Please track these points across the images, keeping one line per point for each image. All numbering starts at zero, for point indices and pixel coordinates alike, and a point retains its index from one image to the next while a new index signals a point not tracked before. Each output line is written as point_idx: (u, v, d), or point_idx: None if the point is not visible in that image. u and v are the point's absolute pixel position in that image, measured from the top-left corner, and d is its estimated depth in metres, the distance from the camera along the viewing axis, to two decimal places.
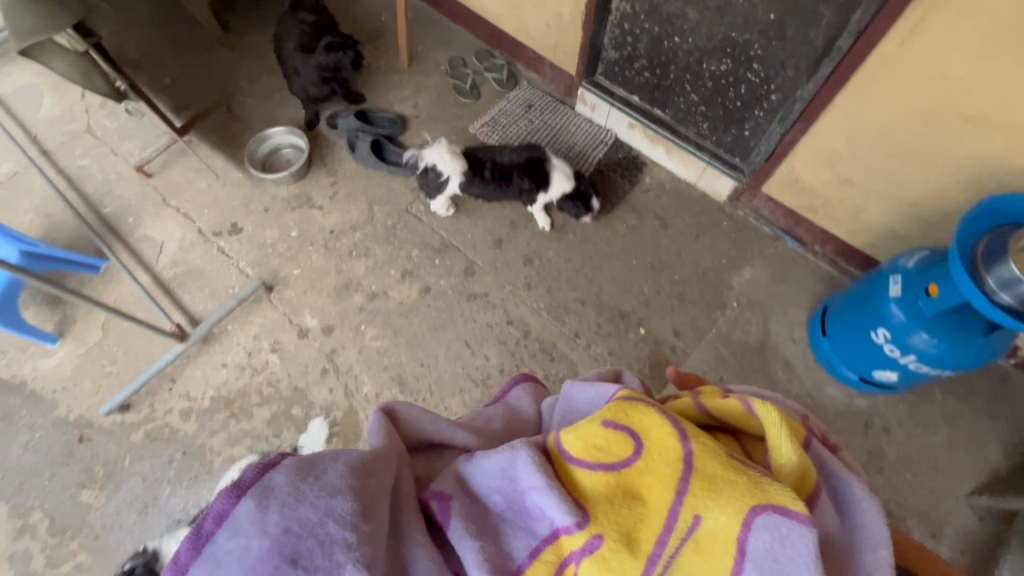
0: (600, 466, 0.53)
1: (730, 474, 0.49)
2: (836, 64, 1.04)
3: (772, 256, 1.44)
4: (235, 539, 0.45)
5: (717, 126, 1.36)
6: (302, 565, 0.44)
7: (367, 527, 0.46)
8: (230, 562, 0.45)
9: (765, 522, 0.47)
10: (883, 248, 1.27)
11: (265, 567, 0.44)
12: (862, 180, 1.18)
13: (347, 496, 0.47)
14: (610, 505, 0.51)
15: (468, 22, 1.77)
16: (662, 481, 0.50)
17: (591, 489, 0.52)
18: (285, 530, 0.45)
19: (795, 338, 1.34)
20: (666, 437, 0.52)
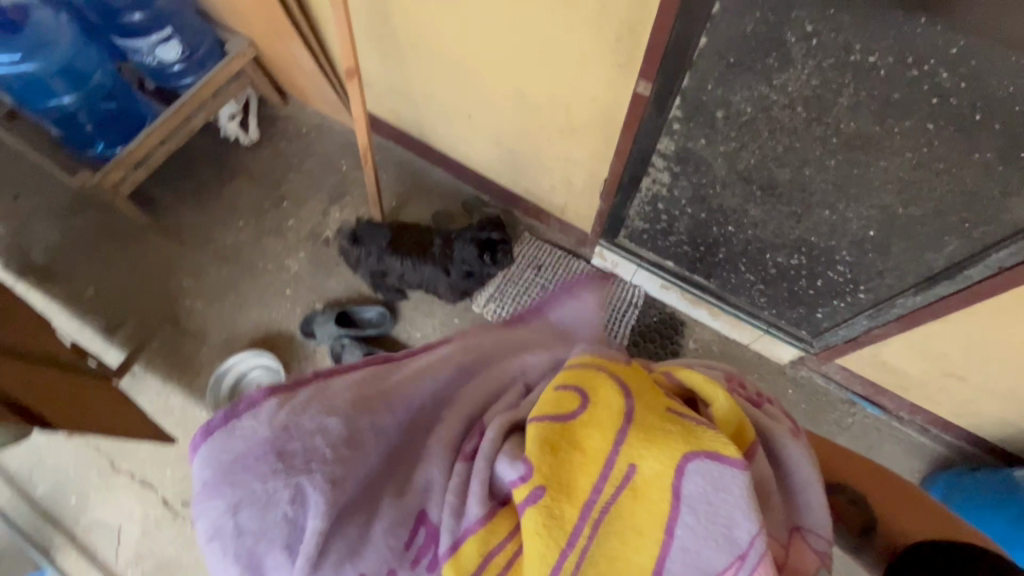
0: (553, 420, 0.51)
1: (666, 423, 0.49)
2: (957, 288, 0.83)
3: (851, 427, 1.25)
4: (246, 421, 0.51)
5: (779, 304, 1.14)
6: (283, 462, 0.49)
7: (345, 453, 0.51)
8: (239, 438, 0.50)
9: (702, 468, 0.45)
10: (992, 430, 1.10)
11: (257, 453, 0.49)
12: (975, 379, 0.99)
13: (339, 417, 0.52)
14: (553, 455, 0.49)
15: (449, 166, 1.48)
16: (594, 432, 0.50)
17: (543, 437, 0.50)
18: (284, 427, 0.50)
19: None
20: (612, 393, 0.52)
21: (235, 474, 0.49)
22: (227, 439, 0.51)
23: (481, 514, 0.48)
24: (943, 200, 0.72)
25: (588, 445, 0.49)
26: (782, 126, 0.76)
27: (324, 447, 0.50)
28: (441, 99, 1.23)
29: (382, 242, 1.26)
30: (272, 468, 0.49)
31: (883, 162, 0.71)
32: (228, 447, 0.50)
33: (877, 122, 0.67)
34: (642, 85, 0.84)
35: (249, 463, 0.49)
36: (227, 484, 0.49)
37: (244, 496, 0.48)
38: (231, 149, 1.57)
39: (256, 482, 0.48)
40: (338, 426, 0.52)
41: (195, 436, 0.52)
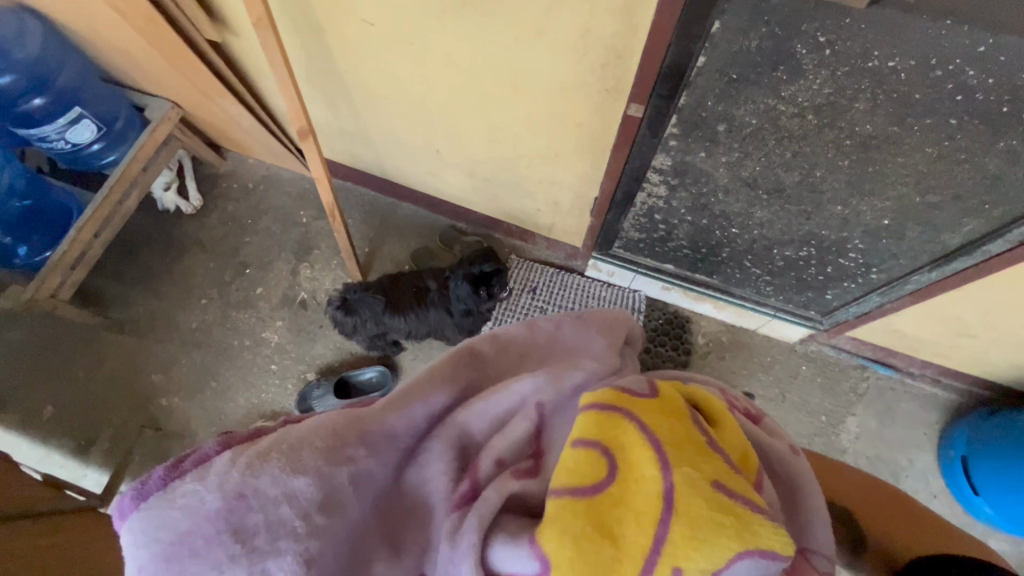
0: (578, 499, 0.40)
1: (716, 510, 0.38)
2: (974, 262, 0.82)
3: (868, 392, 1.27)
4: (192, 490, 0.42)
5: (787, 291, 1.13)
6: (243, 543, 0.41)
7: (319, 522, 0.43)
8: (182, 510, 0.41)
9: (754, 566, 0.37)
10: (1001, 373, 1.13)
11: (206, 531, 0.40)
12: (986, 333, 1.02)
13: (308, 476, 0.43)
14: (580, 555, 0.38)
15: (419, 199, 1.39)
16: (627, 525, 0.39)
17: (569, 532, 0.38)
18: (238, 495, 0.41)
19: (934, 491, 1.19)
20: (643, 458, 0.40)
21: (180, 561, 0.40)
22: (165, 510, 0.41)
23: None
24: (962, 186, 0.70)
25: (621, 535, 0.38)
26: (791, 133, 0.72)
27: (297, 523, 0.42)
28: (402, 137, 1.13)
29: (376, 307, 1.12)
30: (230, 547, 0.40)
31: (900, 157, 0.69)
32: (166, 520, 0.41)
33: (894, 123, 0.65)
34: (633, 107, 0.78)
35: (197, 545, 0.40)
36: (168, 572, 0.40)
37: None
38: (174, 221, 1.42)
39: (209, 570, 0.40)
40: (311, 488, 0.43)
41: (122, 501, 0.43)
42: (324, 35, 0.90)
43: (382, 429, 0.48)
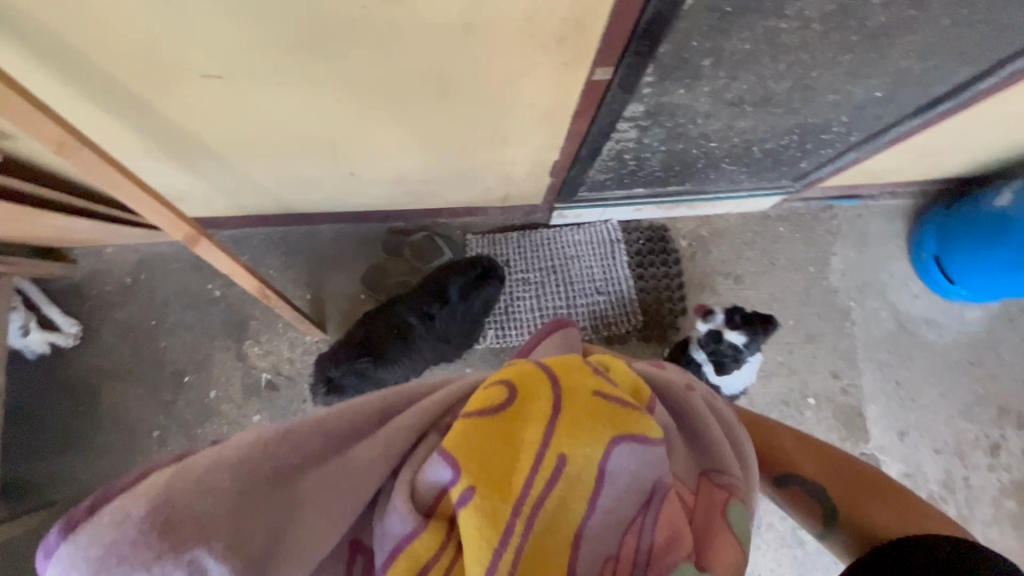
0: (484, 418, 0.43)
1: (595, 407, 0.45)
2: (958, 103, 0.79)
3: (841, 228, 1.32)
4: (114, 506, 0.35)
5: (761, 173, 1.08)
6: (169, 540, 0.35)
7: (254, 506, 0.38)
8: (103, 529, 0.34)
9: (627, 449, 0.43)
10: (951, 169, 1.20)
11: (128, 537, 0.34)
12: (949, 147, 1.04)
13: (236, 470, 0.38)
14: (484, 454, 0.41)
15: (342, 221, 1.17)
16: (525, 429, 0.43)
17: (477, 436, 0.42)
18: (161, 501, 0.36)
19: (916, 292, 1.31)
20: (537, 382, 0.46)
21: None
22: (89, 531, 0.35)
23: (411, 528, 0.40)
24: (967, 43, 0.64)
25: (522, 437, 0.43)
26: (788, 47, 0.61)
27: (219, 509, 0.37)
28: (297, 172, 0.90)
29: (366, 371, 1.01)
30: (158, 550, 0.34)
31: (912, 35, 0.60)
32: (91, 539, 0.34)
33: (913, 6, 0.55)
34: (600, 71, 0.62)
35: (123, 553, 0.34)
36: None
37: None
38: (63, 361, 1.14)
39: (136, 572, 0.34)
40: (246, 477, 0.38)
41: (50, 537, 0.35)
42: (150, 101, 0.64)
43: (314, 424, 0.42)
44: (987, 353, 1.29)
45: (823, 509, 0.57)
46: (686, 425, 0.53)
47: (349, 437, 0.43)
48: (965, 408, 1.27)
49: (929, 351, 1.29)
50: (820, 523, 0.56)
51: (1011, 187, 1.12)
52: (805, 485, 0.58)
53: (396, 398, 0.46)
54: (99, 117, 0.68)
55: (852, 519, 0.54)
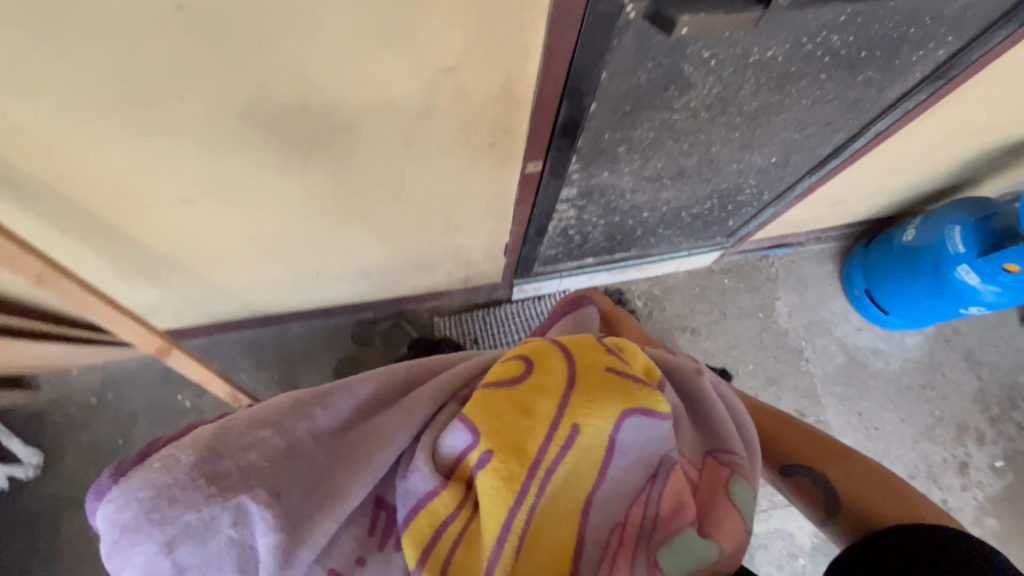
0: (499, 391, 0.50)
1: (605, 382, 0.50)
2: (843, 160, 0.92)
3: (779, 274, 1.43)
4: (165, 455, 0.44)
5: (696, 233, 1.18)
6: (216, 484, 0.43)
7: (288, 463, 0.46)
8: (157, 474, 0.43)
9: (631, 421, 0.48)
10: (862, 213, 1.34)
11: (181, 480, 0.43)
12: (851, 195, 1.18)
13: (272, 429, 0.47)
14: (501, 422, 0.47)
15: (310, 317, 1.21)
16: (540, 401, 0.49)
17: (498, 408, 0.48)
18: (209, 451, 0.45)
19: (857, 325, 1.40)
20: (556, 361, 0.52)
21: (160, 512, 0.41)
22: (145, 474, 0.43)
23: (433, 486, 0.47)
24: (832, 115, 0.76)
25: (535, 412, 0.48)
26: (686, 131, 0.72)
27: (264, 463, 0.45)
28: (265, 276, 0.95)
29: None
30: (206, 493, 0.42)
31: (783, 113, 0.72)
32: (144, 483, 0.42)
33: (775, 93, 0.67)
34: (531, 165, 0.72)
35: (175, 495, 0.42)
36: (139, 528, 0.41)
37: (167, 529, 0.41)
38: (24, 494, 1.09)
39: (185, 510, 0.42)
40: (280, 439, 0.47)
41: (104, 482, 0.43)
42: (126, 228, 0.70)
43: (342, 396, 0.51)
44: (935, 376, 1.37)
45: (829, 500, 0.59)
46: (694, 408, 0.57)
47: (368, 408, 0.52)
48: (927, 431, 1.32)
49: (882, 379, 1.36)
50: (823, 511, 0.59)
51: (915, 223, 1.25)
52: (810, 474, 0.61)
53: (414, 377, 0.55)
54: (76, 246, 0.73)
55: (855, 507, 0.56)
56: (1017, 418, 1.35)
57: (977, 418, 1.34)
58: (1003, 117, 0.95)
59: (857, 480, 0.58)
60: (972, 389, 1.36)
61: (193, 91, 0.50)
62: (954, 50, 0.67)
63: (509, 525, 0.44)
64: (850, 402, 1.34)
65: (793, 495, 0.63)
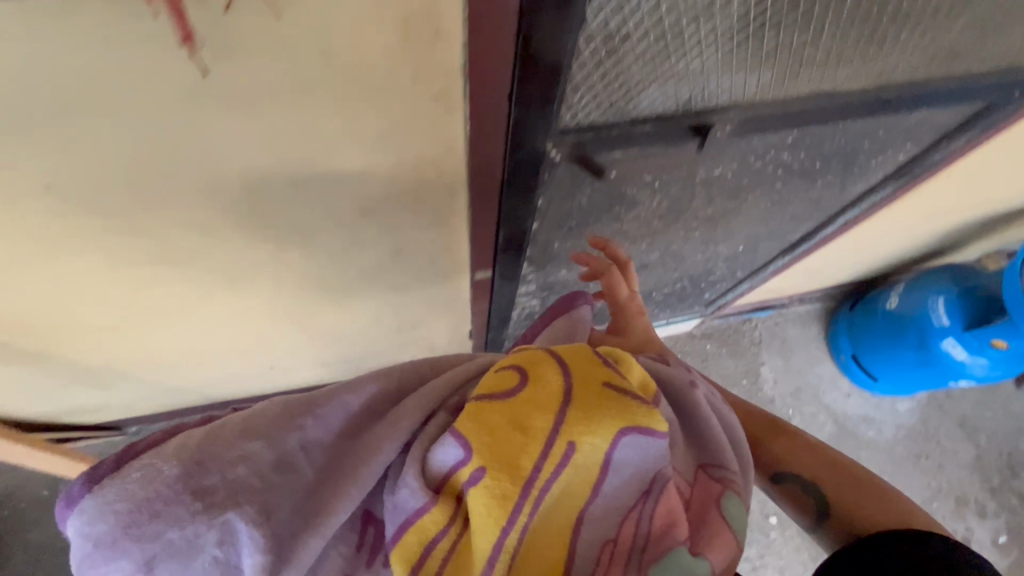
0: (494, 402, 0.36)
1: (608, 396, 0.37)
2: (815, 242, 0.89)
3: (764, 338, 1.38)
4: (147, 461, 0.33)
5: (672, 306, 1.14)
6: (205, 500, 0.32)
7: (276, 480, 0.35)
8: (138, 484, 0.32)
9: (635, 438, 0.36)
10: (844, 278, 1.30)
11: (164, 492, 0.32)
12: (830, 266, 1.14)
13: (263, 439, 0.36)
14: (495, 435, 0.35)
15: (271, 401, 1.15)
16: (535, 413, 0.36)
17: (490, 419, 0.35)
18: (198, 462, 0.33)
19: (846, 390, 1.35)
20: (546, 363, 0.38)
21: (138, 527, 0.31)
22: (123, 483, 0.32)
23: (423, 502, 0.35)
24: (796, 211, 0.73)
25: (539, 417, 0.35)
26: (642, 235, 0.68)
27: (253, 479, 0.34)
28: (217, 374, 0.90)
29: None
30: (192, 505, 0.32)
31: (743, 213, 0.69)
32: (123, 491, 0.31)
33: (732, 199, 0.63)
34: (480, 272, 0.68)
35: (157, 509, 0.31)
36: (113, 547, 0.31)
37: (149, 549, 0.31)
38: None
39: (172, 526, 0.31)
40: (272, 451, 0.35)
41: (75, 486, 0.32)
42: (51, 352, 0.66)
43: (334, 403, 0.39)
44: (930, 444, 1.31)
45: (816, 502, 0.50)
46: (686, 417, 0.45)
47: (362, 416, 0.40)
48: (925, 503, 1.26)
49: (875, 449, 1.30)
50: (814, 520, 0.49)
51: (899, 288, 1.21)
52: (801, 482, 0.51)
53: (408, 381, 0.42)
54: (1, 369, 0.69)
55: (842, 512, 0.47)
56: (1018, 488, 1.28)
57: (976, 489, 1.28)
58: (979, 198, 0.92)
59: (852, 483, 0.49)
60: (969, 457, 1.30)
61: (89, 247, 0.46)
62: (918, 150, 0.64)
63: (500, 545, 0.33)
64: None
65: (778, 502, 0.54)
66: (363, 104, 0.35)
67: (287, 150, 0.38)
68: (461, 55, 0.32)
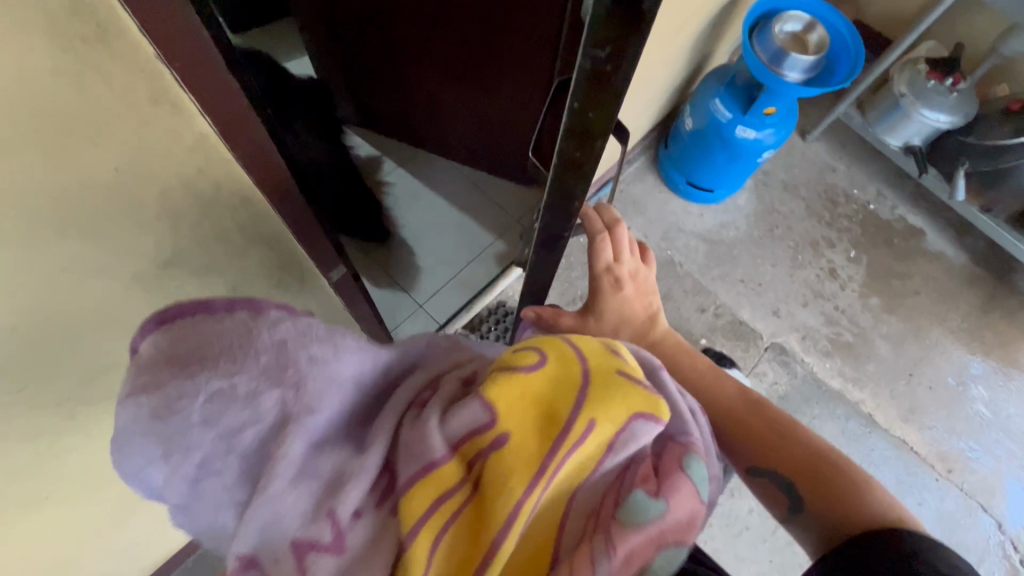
0: (517, 373, 0.37)
1: (626, 381, 0.37)
2: None
3: (618, 207, 1.51)
4: (240, 321, 0.31)
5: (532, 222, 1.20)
6: (283, 381, 0.30)
7: (323, 390, 0.32)
8: (229, 334, 0.30)
9: (650, 425, 0.36)
10: (647, 125, 1.45)
11: (243, 355, 0.30)
12: (628, 119, 1.26)
13: (336, 349, 0.34)
14: (525, 405, 0.36)
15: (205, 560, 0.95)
16: (557, 398, 0.36)
17: (520, 393, 0.36)
18: (279, 338, 0.31)
19: (699, 213, 1.53)
20: (573, 353, 0.39)
21: (205, 381, 0.29)
22: (210, 325, 0.31)
23: (439, 461, 0.33)
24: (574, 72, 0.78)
25: (564, 396, 0.36)
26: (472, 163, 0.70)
27: (325, 389, 0.33)
28: (143, 540, 0.79)
29: None
30: (267, 363, 0.30)
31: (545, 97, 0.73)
32: (205, 330, 0.30)
33: None
34: (334, 272, 0.66)
35: (231, 356, 0.30)
36: (183, 369, 0.29)
37: (209, 398, 0.29)
38: None
39: (241, 372, 0.29)
40: (340, 365, 0.34)
41: (165, 310, 0.31)
42: None
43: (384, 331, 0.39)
44: (774, 216, 1.54)
45: (794, 498, 0.51)
46: None
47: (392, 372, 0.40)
48: (794, 262, 1.49)
49: (741, 242, 1.50)
50: (790, 511, 0.51)
51: (687, 110, 1.37)
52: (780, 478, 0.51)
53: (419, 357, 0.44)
54: None
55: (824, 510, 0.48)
56: (844, 212, 1.56)
57: (820, 229, 1.54)
58: (696, 5, 1.05)
59: (839, 486, 0.48)
60: (803, 210, 1.55)
61: None
62: None
63: (520, 510, 0.32)
64: (729, 276, 1.47)
65: (753, 489, 0.54)
66: (74, 139, 0.31)
67: (22, 231, 0.33)
68: (150, 47, 0.31)
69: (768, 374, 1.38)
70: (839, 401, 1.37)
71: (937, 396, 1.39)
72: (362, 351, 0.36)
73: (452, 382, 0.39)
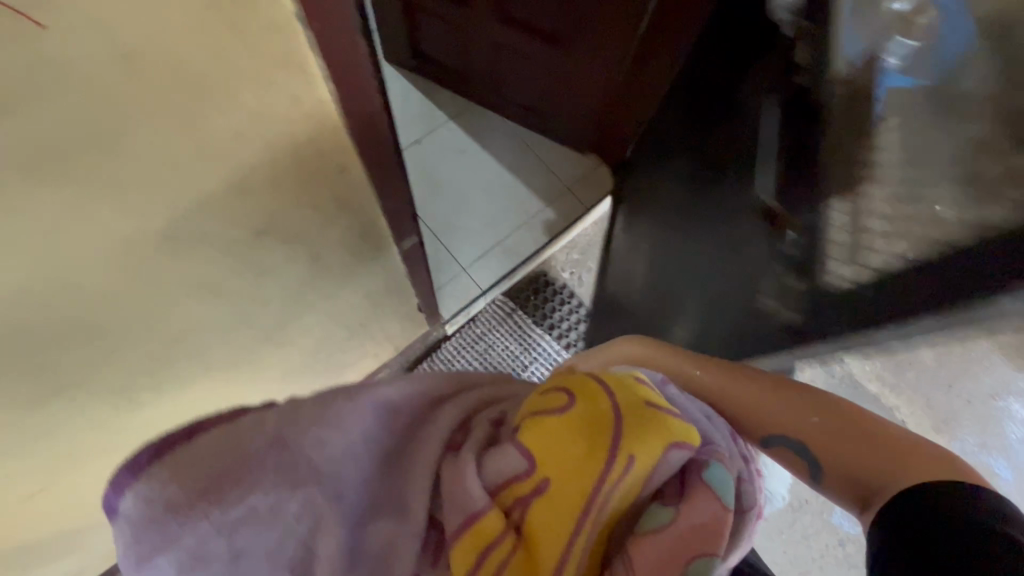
0: (551, 416, 0.34)
1: (650, 409, 0.34)
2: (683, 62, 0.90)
3: None
4: (222, 445, 0.34)
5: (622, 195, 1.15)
6: (288, 479, 0.33)
7: (339, 474, 0.35)
8: (218, 462, 0.33)
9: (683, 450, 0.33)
10: None
11: (243, 471, 0.33)
12: None
13: (331, 428, 0.35)
14: (557, 449, 0.33)
15: None
16: (589, 435, 0.33)
17: (547, 436, 0.33)
18: (274, 441, 0.34)
19: None
20: (594, 385, 0.36)
21: (213, 508, 0.32)
22: (193, 461, 0.33)
23: (480, 508, 0.33)
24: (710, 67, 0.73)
25: (596, 433, 0.33)
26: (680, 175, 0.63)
27: (335, 466, 0.35)
28: None
29: None
30: (274, 472, 0.33)
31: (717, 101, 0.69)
32: (188, 470, 0.33)
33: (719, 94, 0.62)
34: (406, 240, 0.64)
35: (233, 478, 0.33)
36: (193, 513, 0.32)
37: (235, 516, 0.32)
38: None
39: (256, 495, 0.32)
40: (342, 440, 0.35)
41: (139, 455, 0.33)
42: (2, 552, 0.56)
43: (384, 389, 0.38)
44: None
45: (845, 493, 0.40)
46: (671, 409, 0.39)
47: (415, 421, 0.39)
48: None
49: None
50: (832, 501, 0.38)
51: None
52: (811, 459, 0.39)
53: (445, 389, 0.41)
54: None
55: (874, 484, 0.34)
56: None
57: None
58: None
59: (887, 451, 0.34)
60: None
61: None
62: None
63: (570, 556, 0.31)
64: None
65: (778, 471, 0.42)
66: (199, 104, 0.28)
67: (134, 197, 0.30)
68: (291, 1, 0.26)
69: (806, 370, 1.36)
70: (875, 404, 1.35)
71: (975, 408, 1.36)
72: (362, 409, 0.37)
73: (484, 423, 0.38)
